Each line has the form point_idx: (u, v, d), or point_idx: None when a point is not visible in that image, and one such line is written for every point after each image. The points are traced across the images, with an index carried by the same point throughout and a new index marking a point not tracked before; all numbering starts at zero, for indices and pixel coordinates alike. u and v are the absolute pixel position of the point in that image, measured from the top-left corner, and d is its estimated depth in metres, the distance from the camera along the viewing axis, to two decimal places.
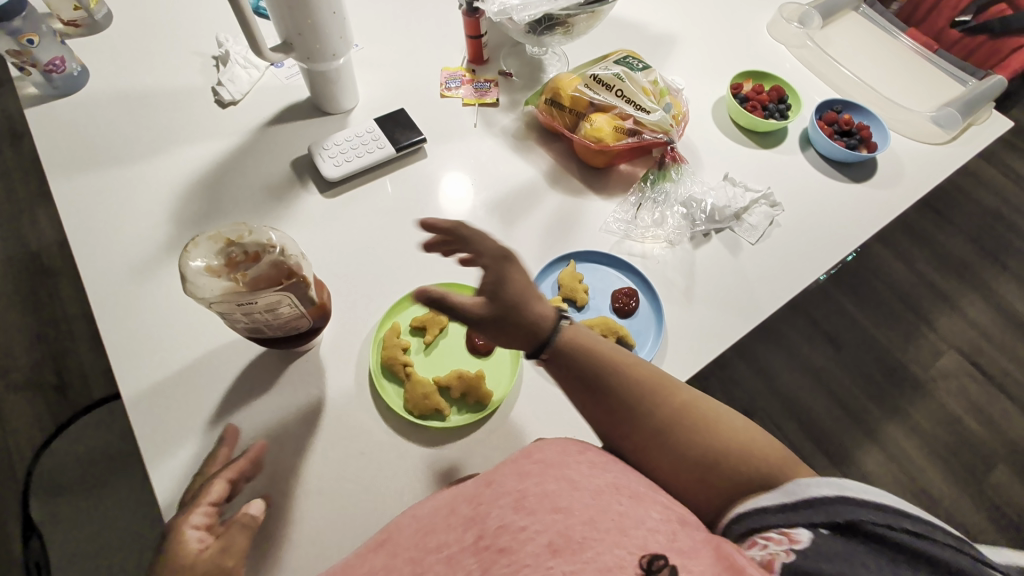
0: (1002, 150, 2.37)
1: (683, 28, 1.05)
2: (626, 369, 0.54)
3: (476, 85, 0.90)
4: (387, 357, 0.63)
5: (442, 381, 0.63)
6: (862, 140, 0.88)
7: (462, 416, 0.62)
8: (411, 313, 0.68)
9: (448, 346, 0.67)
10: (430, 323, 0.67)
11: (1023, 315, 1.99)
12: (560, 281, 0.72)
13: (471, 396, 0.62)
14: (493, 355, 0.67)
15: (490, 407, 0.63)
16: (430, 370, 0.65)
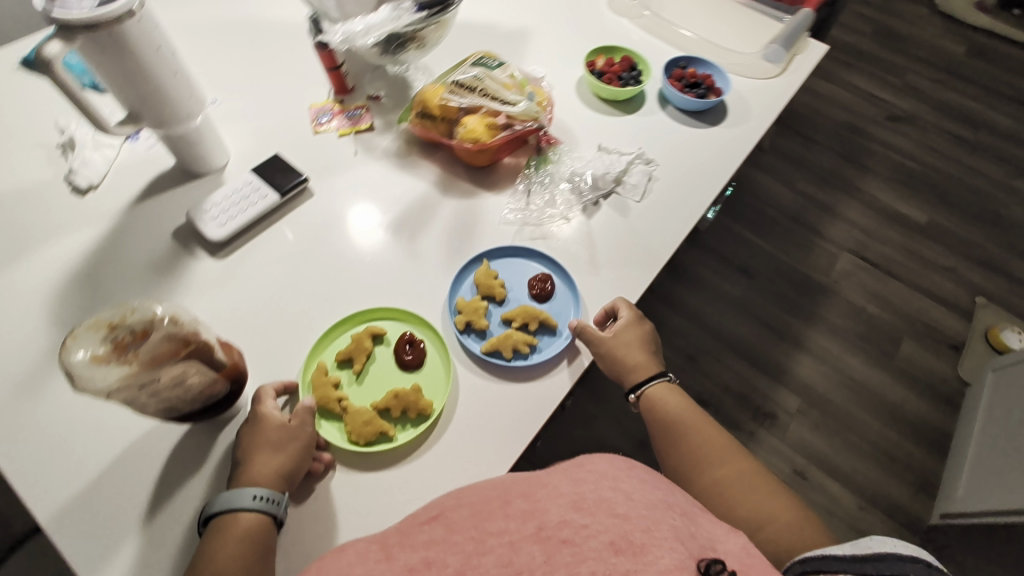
0: (839, 71, 2.69)
1: (532, 20, 1.10)
2: (697, 419, 0.69)
3: (347, 115, 0.91)
4: (320, 398, 0.64)
5: (380, 405, 0.64)
6: (709, 89, 0.97)
7: (408, 432, 0.64)
8: (335, 348, 0.69)
9: (379, 370, 0.68)
10: (356, 353, 0.67)
11: (891, 206, 2.26)
12: (475, 282, 0.74)
13: (411, 411, 0.64)
14: (425, 367, 0.68)
15: (433, 416, 0.64)
16: (367, 397, 0.66)
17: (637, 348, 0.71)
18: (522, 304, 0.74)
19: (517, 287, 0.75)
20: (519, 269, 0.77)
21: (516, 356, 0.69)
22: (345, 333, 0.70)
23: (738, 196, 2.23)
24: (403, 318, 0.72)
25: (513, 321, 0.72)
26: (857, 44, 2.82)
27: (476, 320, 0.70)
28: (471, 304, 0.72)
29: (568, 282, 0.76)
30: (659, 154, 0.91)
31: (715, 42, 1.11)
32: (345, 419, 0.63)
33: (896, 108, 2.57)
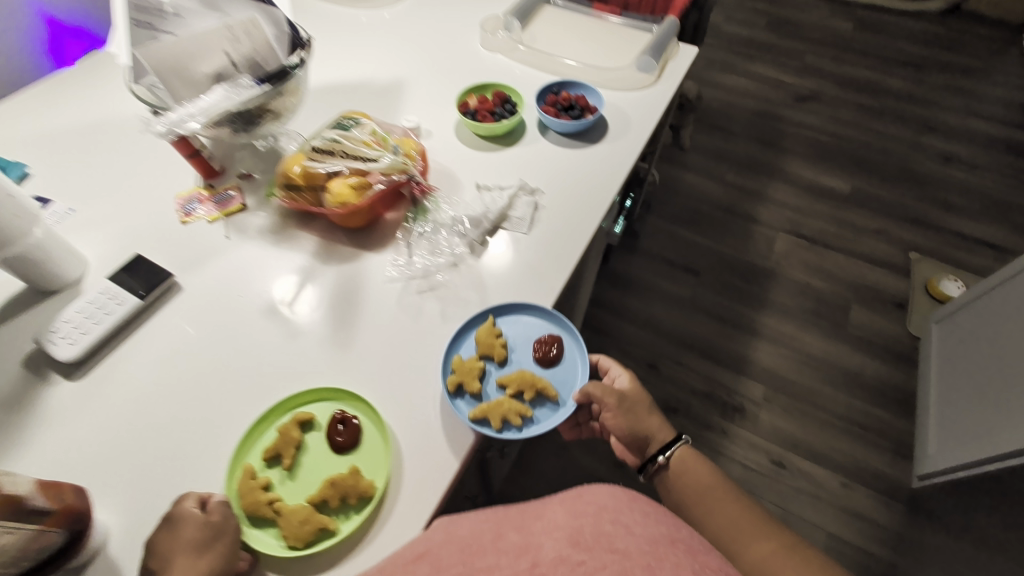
0: (742, 62, 2.80)
1: (406, 69, 1.10)
2: (724, 489, 0.75)
3: (216, 199, 0.86)
4: (250, 504, 0.59)
5: (318, 497, 0.60)
6: (583, 108, 0.98)
7: (352, 520, 0.60)
8: (261, 444, 0.64)
9: (313, 459, 0.64)
10: (285, 447, 0.63)
11: (815, 181, 2.31)
12: (477, 339, 0.71)
13: (352, 496, 0.60)
14: (362, 446, 0.64)
15: (375, 498, 0.60)
16: (303, 493, 0.62)
17: (648, 409, 0.81)
18: (522, 368, 0.71)
19: (520, 349, 0.72)
20: (523, 326, 0.74)
21: (508, 427, 0.66)
22: (271, 426, 0.65)
23: (667, 197, 2.25)
24: (332, 397, 0.67)
25: (509, 387, 0.69)
26: (753, 35, 2.94)
27: (468, 383, 0.68)
28: (469, 366, 0.69)
29: (576, 351, 0.72)
30: (544, 182, 0.90)
31: (589, 60, 1.12)
32: (281, 522, 0.58)
33: (801, 88, 2.68)
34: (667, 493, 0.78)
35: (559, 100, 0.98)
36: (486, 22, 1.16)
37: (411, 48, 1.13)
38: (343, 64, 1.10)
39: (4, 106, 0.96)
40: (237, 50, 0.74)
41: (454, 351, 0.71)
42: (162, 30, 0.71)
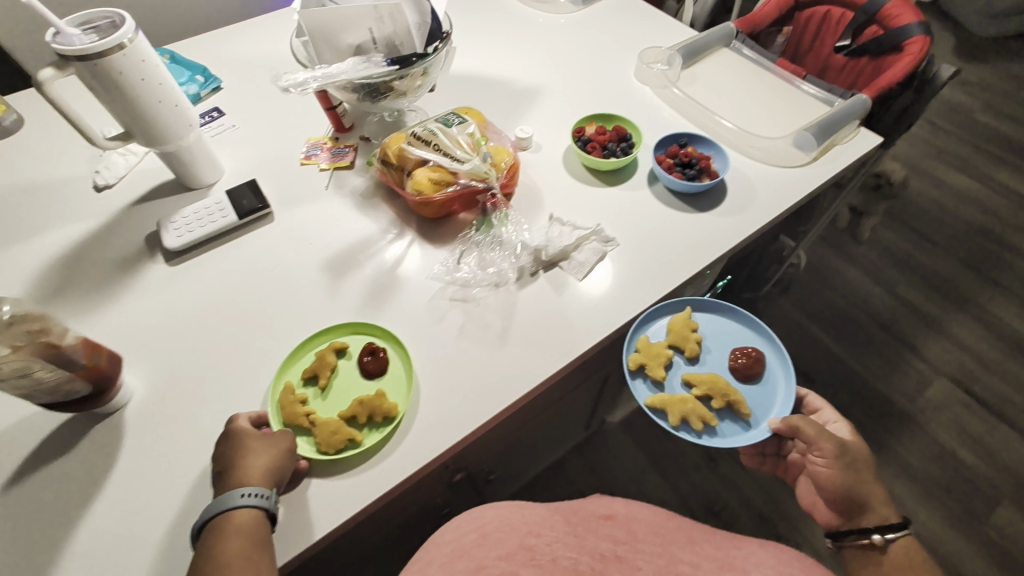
0: (984, 164, 2.29)
1: (551, 80, 1.10)
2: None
3: (334, 152, 0.96)
4: (287, 413, 0.66)
5: (349, 413, 0.66)
6: (702, 171, 0.89)
7: (376, 435, 0.66)
8: (302, 365, 0.72)
9: (345, 382, 0.70)
10: (321, 369, 0.70)
11: (1021, 335, 1.83)
12: (673, 326, 0.76)
13: (377, 415, 0.66)
14: (388, 374, 0.71)
15: (395, 417, 0.67)
16: (332, 409, 0.68)
17: (876, 481, 0.73)
18: (715, 371, 0.74)
19: (714, 353, 0.76)
20: (719, 337, 0.78)
21: (688, 425, 0.69)
22: (310, 351, 0.73)
23: (815, 286, 1.95)
24: (364, 330, 0.74)
25: (697, 386, 0.72)
26: (1015, 135, 2.37)
27: (653, 367, 0.72)
28: (659, 353, 0.73)
29: (776, 380, 0.74)
30: (627, 235, 0.84)
31: (744, 118, 1.00)
32: (315, 431, 0.65)
33: None
34: (864, 572, 0.69)
35: (681, 154, 0.89)
36: (648, 52, 1.11)
37: (564, 61, 1.13)
38: (497, 63, 1.13)
39: (226, 31, 1.17)
40: (379, 30, 0.80)
41: (645, 334, 0.76)
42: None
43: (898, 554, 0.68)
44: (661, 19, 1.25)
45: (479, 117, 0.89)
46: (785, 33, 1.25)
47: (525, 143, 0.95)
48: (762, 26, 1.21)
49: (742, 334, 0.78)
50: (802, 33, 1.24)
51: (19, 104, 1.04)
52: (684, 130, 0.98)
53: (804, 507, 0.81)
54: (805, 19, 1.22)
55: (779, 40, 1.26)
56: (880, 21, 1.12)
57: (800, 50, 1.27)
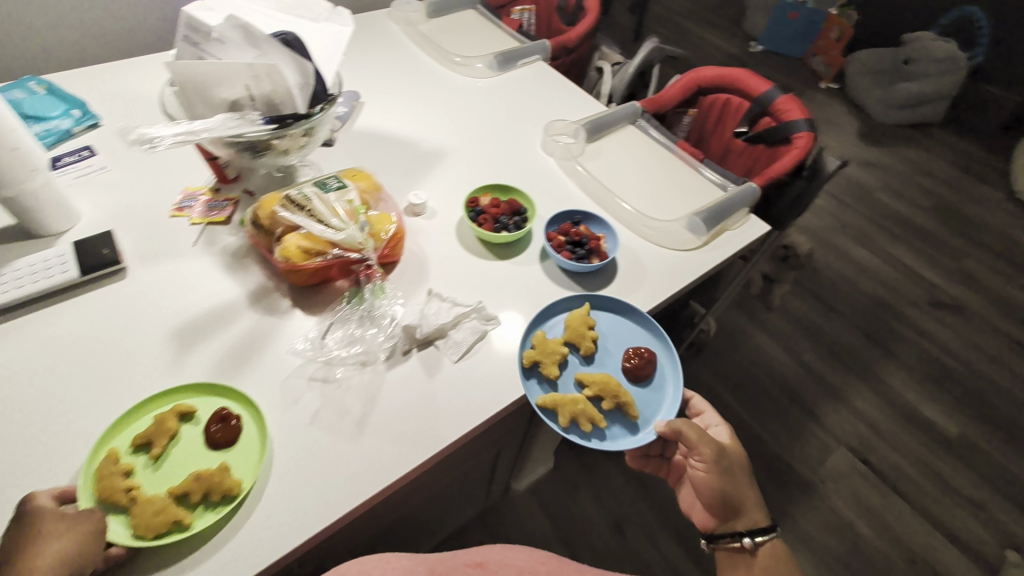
0: (883, 239, 2.48)
1: (456, 143, 1.10)
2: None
3: (210, 204, 0.90)
4: (104, 488, 0.57)
5: (179, 489, 0.58)
6: (591, 250, 0.88)
7: (209, 517, 0.58)
8: (137, 431, 0.64)
9: (185, 452, 0.63)
10: (158, 437, 0.62)
11: (913, 405, 1.94)
12: (571, 325, 0.79)
13: (214, 493, 0.58)
14: (238, 444, 0.64)
15: (235, 495, 0.59)
16: (162, 486, 0.60)
17: (752, 491, 0.77)
18: (607, 371, 0.78)
19: (609, 354, 0.80)
20: (615, 338, 0.81)
21: (577, 425, 0.72)
22: (151, 415, 0.66)
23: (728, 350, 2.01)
24: (218, 395, 0.68)
25: (588, 387, 0.74)
26: (909, 215, 2.59)
27: (548, 366, 0.74)
28: (555, 352, 0.76)
29: (663, 381, 0.78)
30: (511, 316, 0.82)
31: (641, 199, 1.02)
32: (133, 511, 0.56)
33: (944, 295, 2.29)
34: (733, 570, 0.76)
35: (572, 232, 0.89)
36: (555, 124, 1.14)
37: (473, 128, 1.14)
38: (405, 125, 1.12)
39: (116, 66, 1.10)
40: (257, 87, 0.76)
41: (545, 333, 0.79)
42: (206, 52, 0.77)
43: (764, 556, 0.74)
44: (574, 95, 1.29)
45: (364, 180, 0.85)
46: (691, 114, 1.32)
47: (420, 210, 0.94)
48: (667, 108, 1.27)
49: (635, 336, 0.82)
50: (706, 116, 1.32)
51: None
52: (581, 207, 0.98)
53: (683, 510, 0.85)
54: (709, 104, 1.30)
55: (685, 120, 1.33)
56: (772, 114, 1.20)
57: (704, 132, 1.34)
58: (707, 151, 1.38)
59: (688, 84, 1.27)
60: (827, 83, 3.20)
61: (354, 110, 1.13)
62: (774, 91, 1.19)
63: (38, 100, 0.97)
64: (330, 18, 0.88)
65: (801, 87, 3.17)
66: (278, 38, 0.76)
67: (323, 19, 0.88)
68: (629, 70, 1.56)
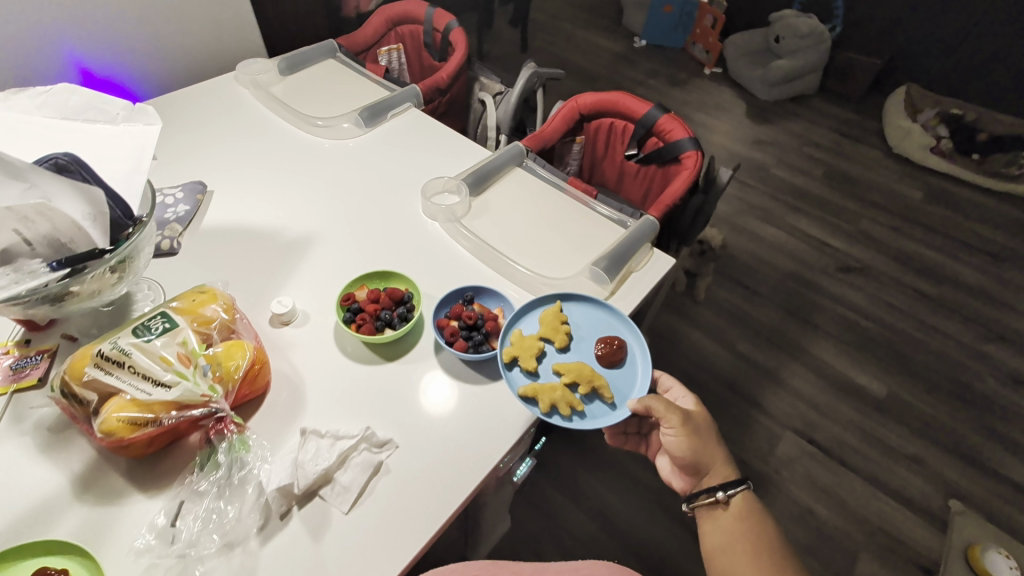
0: (786, 213, 2.58)
1: (326, 225, 0.98)
2: (768, 553, 0.66)
3: (17, 363, 0.73)
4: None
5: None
6: (489, 334, 0.80)
7: None
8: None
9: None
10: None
11: (844, 375, 2.01)
12: (545, 320, 0.81)
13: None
14: None
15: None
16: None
17: (721, 448, 0.76)
18: (581, 358, 0.79)
19: (583, 344, 0.81)
20: (588, 328, 0.83)
21: (556, 412, 0.73)
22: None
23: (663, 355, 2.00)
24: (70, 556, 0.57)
25: (565, 374, 0.76)
26: (806, 186, 2.70)
27: (525, 359, 0.76)
28: (530, 347, 0.78)
29: (637, 361, 0.79)
30: (409, 435, 0.71)
31: (538, 257, 0.95)
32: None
33: (850, 259, 2.41)
34: (710, 529, 0.72)
35: (466, 316, 0.80)
36: (434, 180, 1.03)
37: (342, 203, 1.02)
38: (267, 213, 0.99)
39: None
40: (32, 230, 0.60)
41: (521, 330, 0.81)
42: None
43: (737, 510, 0.71)
44: (457, 143, 1.20)
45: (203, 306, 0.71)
46: (579, 142, 1.26)
47: (289, 317, 0.81)
48: (553, 141, 1.20)
49: (605, 323, 0.83)
50: (595, 141, 1.26)
51: None
52: (476, 284, 0.89)
53: (664, 480, 0.83)
54: (595, 130, 1.24)
55: (575, 148, 1.27)
56: (658, 133, 1.15)
57: (596, 157, 1.29)
58: (603, 175, 1.33)
59: (569, 113, 1.20)
60: (710, 69, 3.28)
61: (199, 207, 0.96)
62: (656, 111, 1.15)
63: None
64: (129, 116, 0.73)
65: (688, 76, 3.26)
66: (46, 163, 0.61)
67: (122, 119, 0.73)
68: (512, 97, 1.46)
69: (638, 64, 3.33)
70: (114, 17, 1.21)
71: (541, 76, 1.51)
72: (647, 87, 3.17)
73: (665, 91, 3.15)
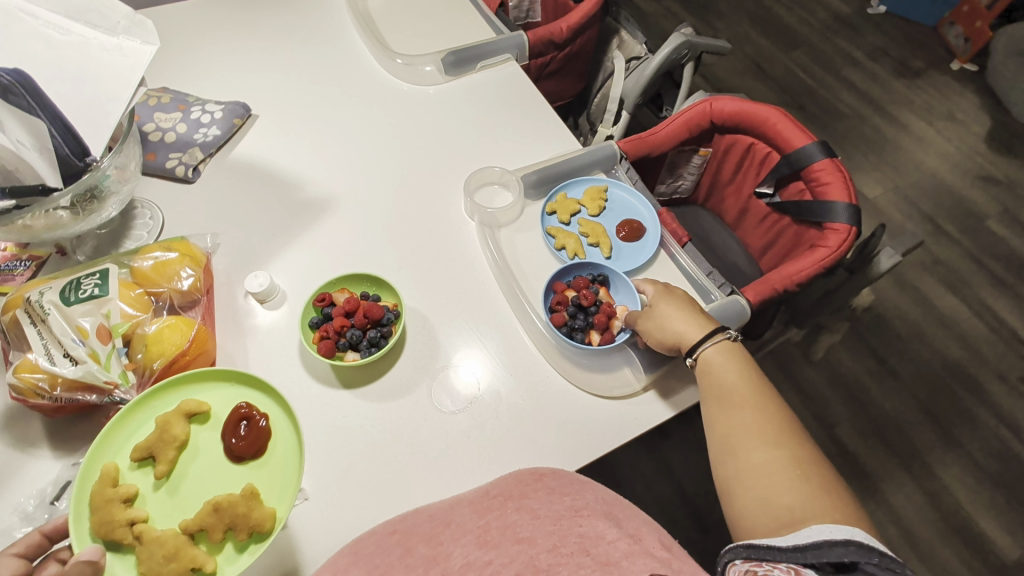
0: (983, 281, 1.70)
1: (347, 189, 0.83)
2: (753, 398, 0.58)
3: (5, 264, 0.72)
4: (101, 526, 0.48)
5: (197, 523, 0.50)
6: (593, 324, 0.71)
7: (203, 424, 0.57)
8: (132, 440, 0.55)
9: (196, 463, 0.55)
10: (162, 449, 0.53)
11: (972, 524, 1.33)
12: (586, 192, 0.85)
13: (241, 530, 0.50)
14: (133, 434, 0.55)
15: (265, 534, 0.51)
16: (174, 517, 0.52)
17: (692, 310, 0.65)
18: (606, 228, 0.83)
19: (615, 220, 0.84)
20: (628, 207, 0.85)
21: (563, 253, 0.79)
22: (151, 416, 0.56)
23: None
24: (240, 391, 0.59)
25: (586, 233, 0.81)
26: None
27: (561, 213, 0.82)
28: (566, 202, 0.83)
29: (654, 234, 0.81)
30: (325, 486, 0.61)
31: None
32: (139, 555, 0.48)
33: None
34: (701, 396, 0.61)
35: (582, 296, 0.72)
36: (486, 170, 0.84)
37: (372, 163, 0.86)
38: (298, 159, 0.86)
39: None
40: None
41: (566, 194, 0.85)
42: None
43: (715, 369, 0.60)
44: (546, 119, 0.93)
45: (155, 273, 0.65)
46: (702, 154, 0.95)
47: (265, 296, 0.71)
48: (662, 148, 0.91)
49: (639, 204, 0.85)
50: (722, 161, 0.95)
51: None
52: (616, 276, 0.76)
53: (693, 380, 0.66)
54: (727, 145, 0.92)
55: (694, 160, 0.96)
56: (806, 181, 0.82)
57: (718, 180, 0.99)
58: (723, 201, 1.02)
59: (696, 117, 0.89)
60: (958, 64, 2.22)
61: (235, 131, 0.87)
62: (815, 149, 0.81)
63: None
64: (129, 27, 0.63)
65: (923, 65, 2.23)
66: None
67: (121, 29, 0.63)
68: (650, 65, 1.14)
69: (859, 34, 2.33)
70: None
71: (695, 47, 1.14)
72: (859, 69, 2.21)
73: (883, 80, 2.18)
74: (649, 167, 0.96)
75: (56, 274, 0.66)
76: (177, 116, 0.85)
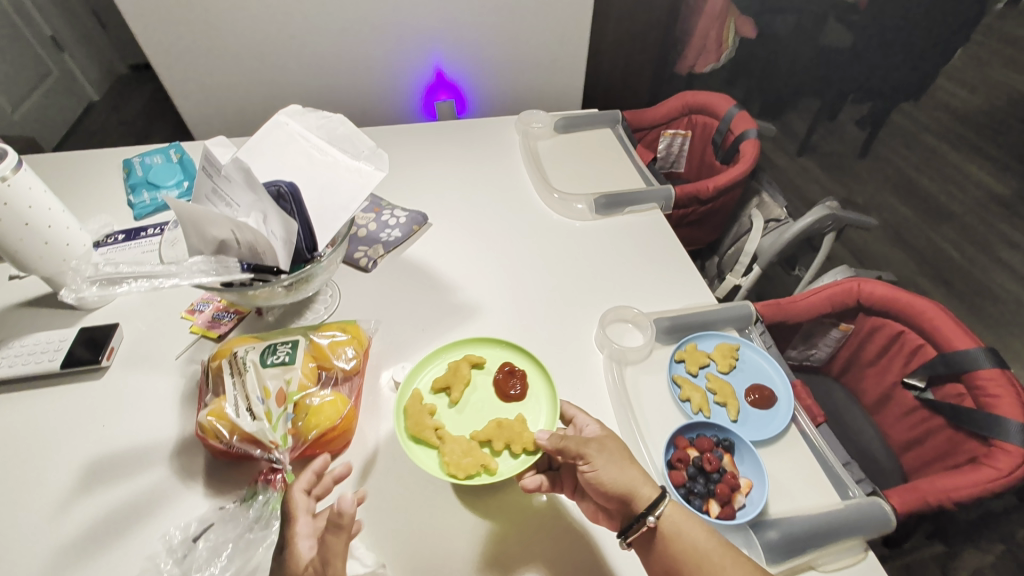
0: None
1: (494, 300, 0.92)
2: (723, 555, 0.57)
3: (216, 314, 0.88)
4: (417, 426, 0.68)
5: (484, 434, 0.67)
6: (714, 493, 0.68)
7: (482, 370, 0.76)
8: (432, 374, 0.76)
9: (474, 395, 0.73)
10: (456, 381, 0.73)
11: None
12: (716, 348, 0.87)
13: (515, 446, 0.66)
14: (435, 371, 0.77)
15: (533, 450, 0.66)
16: (461, 429, 0.70)
17: (627, 454, 0.63)
18: (734, 387, 0.82)
19: (743, 382, 0.83)
20: (760, 372, 0.84)
21: (687, 404, 0.79)
22: (444, 360, 0.78)
23: None
24: (504, 354, 0.78)
25: (713, 390, 0.81)
26: None
27: (690, 363, 0.83)
28: (695, 354, 0.85)
29: (786, 406, 0.79)
30: None
31: None
32: (445, 449, 0.66)
33: None
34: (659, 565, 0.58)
35: (705, 458, 0.70)
36: (622, 309, 0.89)
37: (519, 282, 0.95)
38: (455, 266, 0.97)
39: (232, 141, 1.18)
40: (242, 234, 0.68)
41: (696, 344, 0.87)
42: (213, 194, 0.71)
43: (669, 530, 0.58)
44: (683, 269, 0.97)
45: (329, 351, 0.75)
46: (842, 328, 0.93)
47: None
48: (801, 318, 0.91)
49: (771, 371, 0.84)
50: (864, 343, 0.93)
51: (50, 164, 1.15)
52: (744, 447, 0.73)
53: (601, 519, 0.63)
54: (872, 327, 0.90)
55: (833, 333, 0.95)
56: (968, 389, 0.77)
57: (858, 359, 0.95)
58: (861, 380, 0.97)
59: (841, 293, 0.88)
60: None
61: (412, 235, 1.02)
62: (982, 355, 0.75)
63: (166, 168, 1.10)
64: (369, 155, 0.81)
65: None
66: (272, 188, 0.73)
67: (364, 156, 0.81)
68: (790, 230, 1.16)
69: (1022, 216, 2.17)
70: (485, 34, 1.28)
71: (841, 220, 1.15)
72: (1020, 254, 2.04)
73: None
74: (784, 333, 0.95)
75: (256, 336, 0.79)
76: (371, 217, 1.03)
